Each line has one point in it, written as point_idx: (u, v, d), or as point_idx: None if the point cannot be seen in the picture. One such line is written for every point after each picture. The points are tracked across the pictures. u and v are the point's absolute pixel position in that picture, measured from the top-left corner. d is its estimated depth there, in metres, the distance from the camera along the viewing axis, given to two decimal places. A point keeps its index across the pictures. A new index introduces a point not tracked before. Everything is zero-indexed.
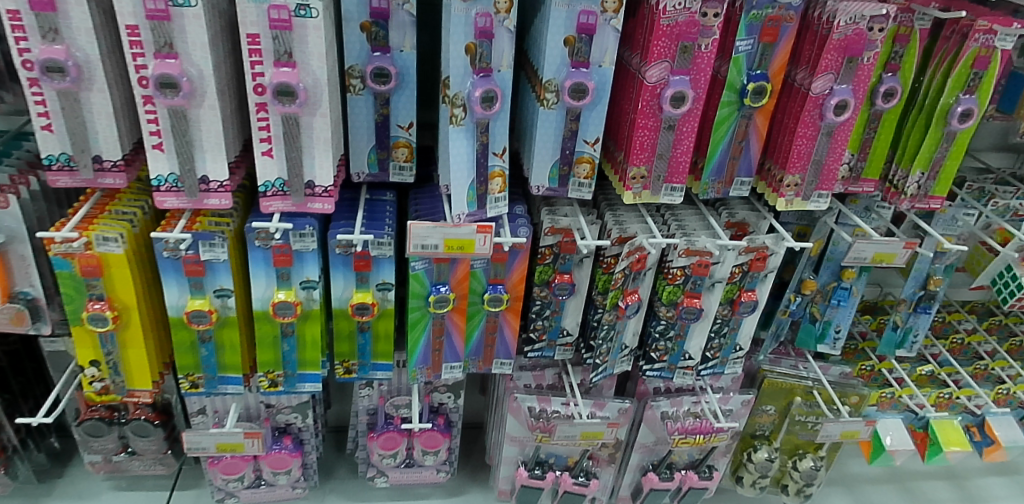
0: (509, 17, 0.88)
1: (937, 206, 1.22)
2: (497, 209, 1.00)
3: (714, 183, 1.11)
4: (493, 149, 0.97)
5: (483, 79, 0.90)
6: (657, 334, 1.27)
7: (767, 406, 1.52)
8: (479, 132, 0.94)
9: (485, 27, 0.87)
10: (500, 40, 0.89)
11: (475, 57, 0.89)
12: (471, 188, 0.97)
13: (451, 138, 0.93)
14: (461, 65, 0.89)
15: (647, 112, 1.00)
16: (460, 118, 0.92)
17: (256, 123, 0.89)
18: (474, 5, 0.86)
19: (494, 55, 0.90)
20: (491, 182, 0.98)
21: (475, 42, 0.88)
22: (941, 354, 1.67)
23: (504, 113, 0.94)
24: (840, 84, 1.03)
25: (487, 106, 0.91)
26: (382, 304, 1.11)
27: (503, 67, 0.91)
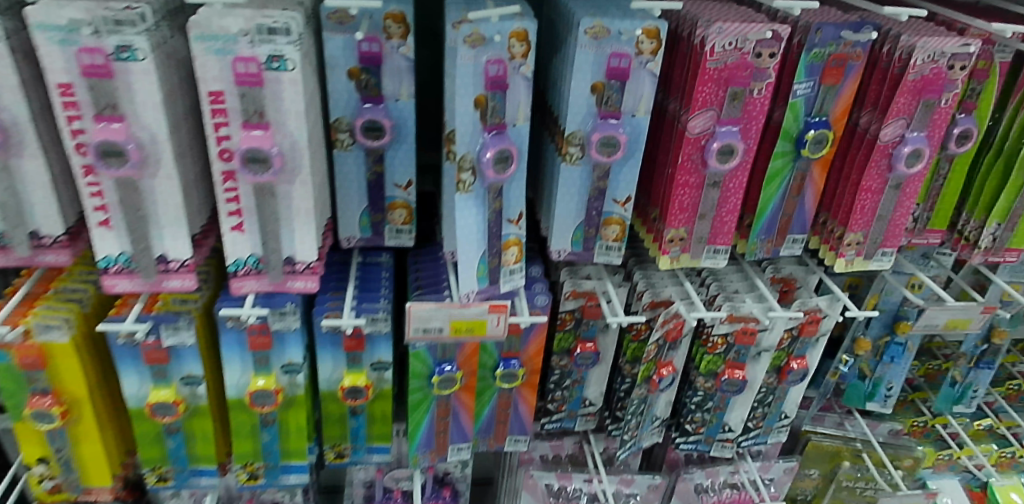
0: (526, 63, 0.73)
1: (1014, 259, 1.07)
2: (512, 283, 0.85)
3: (763, 242, 0.96)
4: (509, 216, 0.81)
5: (495, 137, 0.75)
6: (693, 406, 1.12)
7: (810, 470, 1.35)
8: (491, 197, 0.79)
9: (497, 76, 0.72)
10: (516, 90, 0.75)
11: (486, 111, 0.74)
12: (482, 261, 0.82)
13: (457, 208, 0.78)
14: (469, 121, 0.75)
15: (688, 167, 0.85)
16: (470, 182, 0.77)
17: (223, 194, 0.74)
18: (486, 50, 0.71)
19: (509, 108, 0.75)
20: (506, 252, 0.83)
21: (486, 94, 0.73)
22: (997, 403, 1.45)
23: (521, 174, 0.80)
24: (913, 131, 0.88)
25: (501, 168, 0.76)
26: (378, 385, 0.96)
27: (519, 121, 0.77)
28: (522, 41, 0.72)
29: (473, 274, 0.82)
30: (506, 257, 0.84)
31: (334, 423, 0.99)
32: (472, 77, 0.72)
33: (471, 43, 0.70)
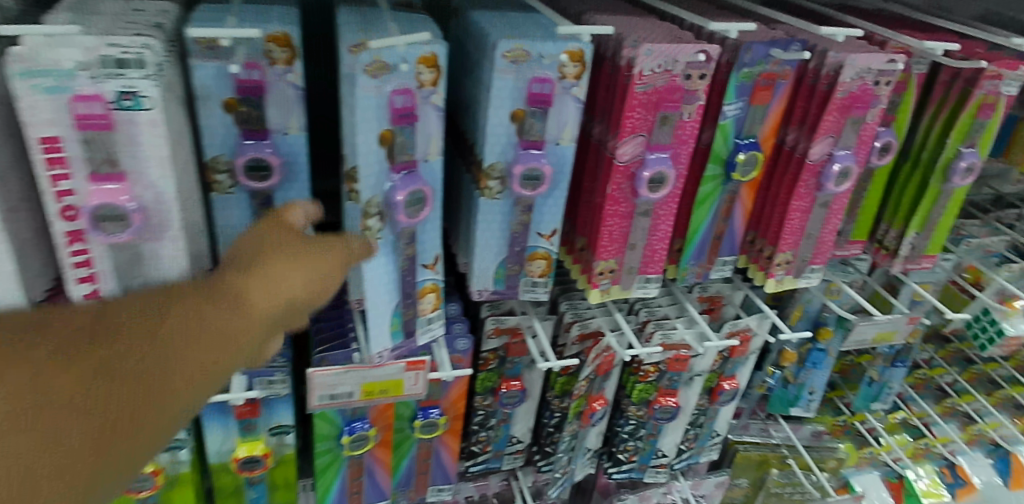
0: (437, 92, 0.65)
1: (929, 265, 1.08)
2: (430, 332, 0.78)
3: (694, 267, 0.91)
4: (424, 261, 0.74)
5: (407, 176, 0.67)
6: (626, 435, 1.07)
7: (740, 480, 1.35)
8: (403, 244, 0.71)
9: (404, 108, 0.63)
10: (427, 122, 0.66)
11: (392, 147, 0.65)
12: (395, 314, 0.74)
13: (365, 261, 0.69)
14: (373, 160, 0.65)
15: (618, 197, 0.78)
16: (378, 228, 0.69)
17: (69, 258, 0.63)
18: (388, 80, 0.62)
19: (419, 142, 0.67)
20: (423, 299, 0.76)
21: (391, 129, 0.64)
22: (906, 393, 1.50)
23: (434, 214, 0.72)
24: (840, 149, 0.86)
25: (414, 211, 0.68)
26: (278, 451, 0.87)
27: (431, 155, 0.68)
28: (431, 68, 0.63)
29: (385, 328, 0.74)
30: (422, 305, 0.76)
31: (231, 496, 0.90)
32: (375, 110, 0.62)
33: (371, 73, 0.61)
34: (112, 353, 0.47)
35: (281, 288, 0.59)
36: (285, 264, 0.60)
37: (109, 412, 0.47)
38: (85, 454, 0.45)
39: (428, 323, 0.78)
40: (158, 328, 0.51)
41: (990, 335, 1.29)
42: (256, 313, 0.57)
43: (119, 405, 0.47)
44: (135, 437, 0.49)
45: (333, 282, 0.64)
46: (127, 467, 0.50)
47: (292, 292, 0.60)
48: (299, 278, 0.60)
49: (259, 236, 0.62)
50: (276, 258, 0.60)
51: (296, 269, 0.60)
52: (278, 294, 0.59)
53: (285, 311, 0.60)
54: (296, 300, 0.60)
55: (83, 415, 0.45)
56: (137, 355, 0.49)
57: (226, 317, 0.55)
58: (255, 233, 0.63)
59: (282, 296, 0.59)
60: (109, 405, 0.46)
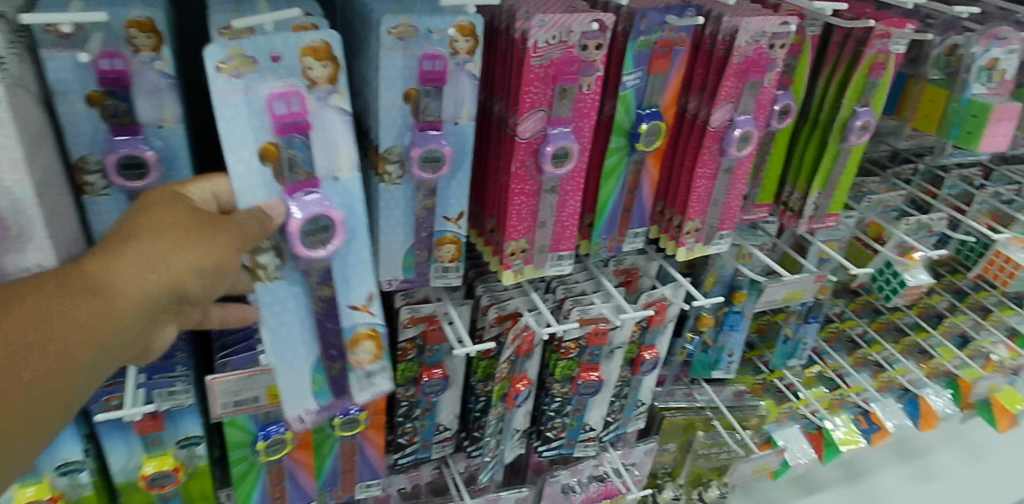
0: (338, 93, 0.62)
1: (832, 224, 1.13)
2: (367, 385, 0.76)
3: (606, 241, 0.92)
4: (354, 303, 0.71)
5: (306, 198, 0.62)
6: (553, 412, 1.08)
7: (668, 445, 1.39)
8: (316, 285, 0.68)
9: (293, 112, 0.59)
10: (329, 127, 0.62)
11: (279, 165, 0.61)
12: (317, 372, 0.74)
13: (275, 300, 0.67)
14: (258, 180, 0.60)
15: (523, 175, 0.77)
16: (276, 267, 0.65)
17: None
18: (267, 80, 0.59)
19: (321, 154, 0.63)
20: (357, 348, 0.73)
21: (275, 141, 0.60)
22: (821, 348, 1.67)
23: (352, 243, 0.68)
24: (740, 114, 0.87)
25: (316, 239, 0.63)
26: (190, 463, 0.82)
27: (344, 171, 0.64)
28: (324, 62, 0.60)
29: (307, 390, 0.74)
30: (358, 353, 0.73)
31: None
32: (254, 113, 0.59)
33: (232, 69, 0.57)
34: None
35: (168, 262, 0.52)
36: (173, 240, 0.53)
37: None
38: None
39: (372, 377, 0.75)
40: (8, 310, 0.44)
41: (893, 287, 1.35)
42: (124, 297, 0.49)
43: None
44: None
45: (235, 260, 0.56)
46: None
47: (180, 273, 0.52)
48: (186, 254, 0.53)
49: (144, 204, 0.55)
50: (163, 230, 0.53)
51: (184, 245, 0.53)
52: (162, 271, 0.51)
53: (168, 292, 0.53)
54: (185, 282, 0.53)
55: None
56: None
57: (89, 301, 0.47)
58: (139, 204, 0.55)
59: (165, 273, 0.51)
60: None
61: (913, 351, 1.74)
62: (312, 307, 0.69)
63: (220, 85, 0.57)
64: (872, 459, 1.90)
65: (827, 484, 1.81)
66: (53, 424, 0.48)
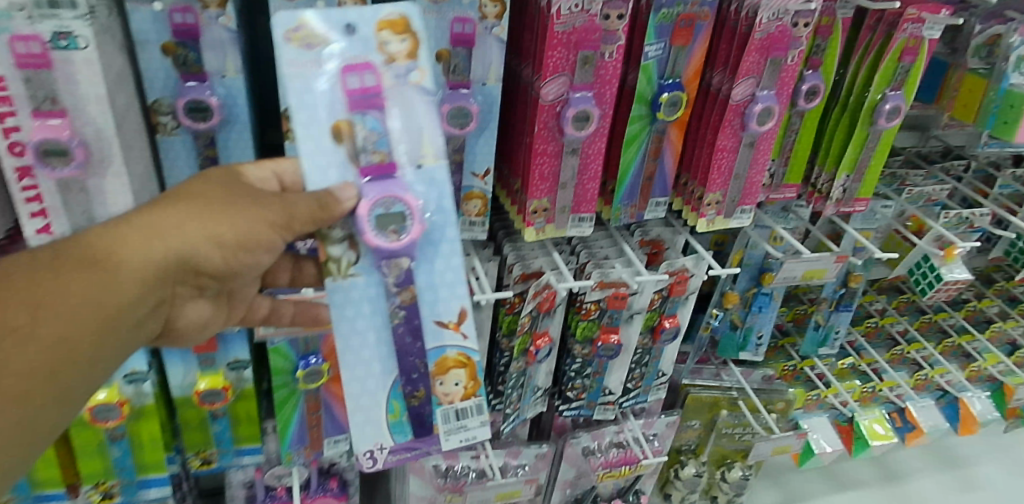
0: (418, 69, 0.65)
1: (862, 209, 1.13)
2: (454, 433, 0.74)
3: (626, 207, 0.96)
4: (442, 318, 0.70)
5: (383, 181, 0.64)
6: (573, 373, 1.14)
7: (692, 421, 1.42)
8: (394, 289, 0.68)
9: (366, 85, 0.63)
10: (410, 106, 0.65)
11: (354, 143, 0.63)
12: (394, 398, 0.72)
13: (350, 300, 0.67)
14: (331, 157, 0.63)
15: (545, 135, 0.83)
16: (350, 262, 0.67)
17: (20, 193, 0.66)
18: (343, 54, 0.64)
19: (403, 137, 0.65)
20: (447, 375, 0.72)
21: (350, 116, 0.63)
22: (858, 342, 1.64)
23: (434, 241, 0.69)
24: (762, 90, 0.90)
25: (394, 224, 0.64)
26: (238, 385, 0.92)
27: (428, 158, 0.66)
28: (404, 37, 0.64)
29: (383, 420, 0.73)
30: (448, 383, 0.72)
31: (196, 433, 0.95)
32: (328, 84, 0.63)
33: (303, 39, 0.63)
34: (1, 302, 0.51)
35: (191, 230, 0.62)
36: (191, 212, 0.62)
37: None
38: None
39: (461, 417, 0.73)
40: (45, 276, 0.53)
41: (929, 281, 1.33)
42: (138, 264, 0.59)
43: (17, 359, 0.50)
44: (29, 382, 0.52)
45: (270, 233, 0.64)
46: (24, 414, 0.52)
47: (189, 240, 0.61)
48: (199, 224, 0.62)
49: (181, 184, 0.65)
50: (185, 204, 0.62)
51: (212, 218, 0.63)
52: (174, 240, 0.60)
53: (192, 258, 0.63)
54: (200, 248, 0.62)
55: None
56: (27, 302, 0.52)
57: (110, 266, 0.57)
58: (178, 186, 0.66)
59: (185, 241, 0.61)
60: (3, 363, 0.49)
61: (955, 353, 1.70)
62: (391, 313, 0.68)
63: (303, 60, 0.63)
64: (909, 463, 1.86)
65: (860, 482, 1.79)
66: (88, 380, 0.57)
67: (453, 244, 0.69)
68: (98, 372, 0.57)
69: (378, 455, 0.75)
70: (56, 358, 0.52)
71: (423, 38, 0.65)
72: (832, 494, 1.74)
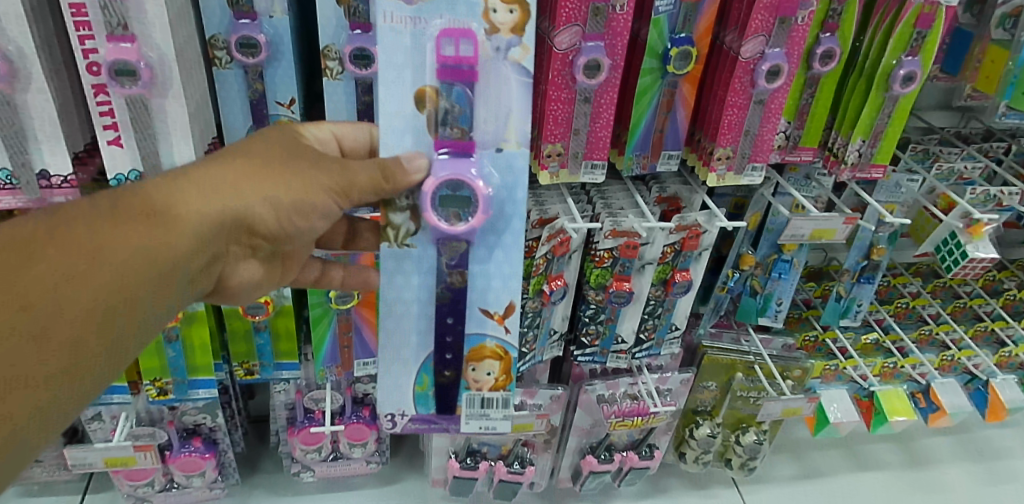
0: (520, 46, 0.66)
1: (880, 175, 1.14)
2: (472, 421, 0.86)
3: (639, 158, 1.01)
4: (488, 308, 0.78)
5: (457, 158, 0.68)
6: (587, 318, 1.21)
7: (708, 383, 1.46)
8: (446, 270, 0.75)
9: (462, 55, 0.64)
10: (504, 84, 0.67)
11: (436, 112, 0.67)
12: (425, 371, 0.83)
13: (405, 263, 0.75)
14: (408, 121, 0.68)
15: (558, 83, 0.89)
16: (407, 233, 0.73)
17: (96, 107, 0.78)
18: (445, 17, 0.65)
19: (488, 114, 0.68)
20: (480, 365, 0.82)
21: (437, 85, 0.66)
22: (886, 320, 1.64)
23: (501, 236, 0.74)
24: (771, 48, 0.94)
25: (456, 200, 0.69)
26: (279, 302, 1.05)
27: (509, 143, 0.69)
28: (512, 8, 0.65)
29: (411, 389, 0.85)
30: (478, 372, 0.83)
31: (243, 343, 1.10)
32: (422, 47, 0.66)
33: None
34: (78, 246, 0.55)
35: (249, 189, 0.68)
36: (252, 170, 0.69)
37: (57, 305, 0.52)
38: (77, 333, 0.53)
39: (486, 406, 0.85)
40: (121, 224, 0.58)
41: (955, 258, 1.33)
42: (198, 218, 0.65)
43: (81, 300, 0.54)
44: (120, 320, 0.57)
45: (321, 197, 0.72)
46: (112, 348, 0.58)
47: (252, 197, 0.68)
48: (262, 185, 0.69)
49: (242, 144, 0.72)
50: (247, 163, 0.69)
51: (270, 179, 0.70)
52: (238, 197, 0.68)
53: (248, 217, 0.69)
54: (261, 208, 0.69)
55: (35, 279, 0.51)
56: (106, 246, 0.56)
57: (173, 218, 0.62)
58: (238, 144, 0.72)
59: (246, 198, 0.68)
60: (69, 303, 0.53)
61: (988, 339, 1.68)
62: (438, 293, 0.77)
63: (406, 16, 0.66)
64: (941, 451, 1.77)
65: (884, 465, 1.72)
66: (158, 318, 0.63)
67: (515, 236, 0.74)
68: (147, 324, 0.61)
69: (398, 419, 0.87)
70: (134, 300, 0.58)
71: (532, 13, 0.65)
72: (855, 473, 1.69)
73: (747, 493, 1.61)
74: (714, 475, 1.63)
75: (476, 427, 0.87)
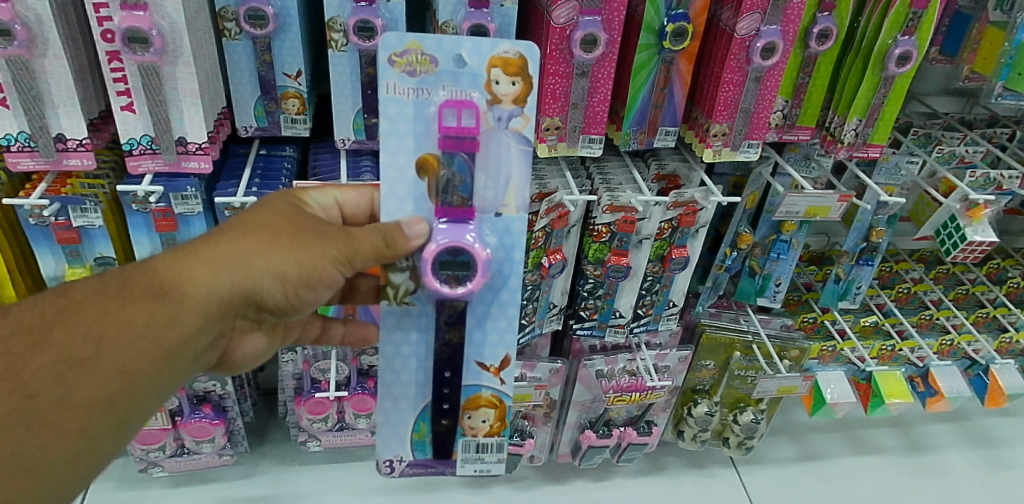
0: (521, 116, 0.69)
1: (877, 155, 1.15)
2: (466, 466, 0.88)
3: (636, 133, 1.04)
4: (484, 361, 0.80)
5: (455, 225, 0.70)
6: (586, 293, 1.24)
7: (706, 361, 1.48)
8: (445, 326, 0.77)
9: (463, 126, 0.68)
10: (505, 153, 0.70)
11: (437, 179, 0.69)
12: (422, 420, 0.84)
13: (403, 319, 0.78)
14: (410, 188, 0.70)
15: (557, 56, 0.92)
16: (406, 293, 0.75)
17: (110, 74, 0.82)
18: (448, 88, 0.68)
19: (489, 181, 0.71)
20: (475, 413, 0.84)
21: (439, 154, 0.69)
22: (886, 305, 1.66)
23: (498, 294, 0.77)
24: (767, 26, 0.96)
25: (454, 266, 0.70)
26: None
27: (509, 207, 0.72)
28: (514, 80, 0.67)
29: (408, 437, 0.86)
30: (472, 420, 0.84)
31: None
32: (426, 117, 0.69)
33: (407, 64, 0.67)
34: (76, 332, 0.63)
35: (258, 265, 0.69)
36: (261, 243, 0.69)
37: (53, 396, 0.61)
38: (78, 415, 0.62)
39: (481, 450, 0.87)
40: (122, 308, 0.65)
41: (955, 241, 1.33)
42: (204, 295, 0.68)
43: (78, 389, 0.62)
44: (124, 395, 0.65)
45: (331, 267, 0.70)
46: (122, 416, 0.66)
47: (258, 273, 0.69)
48: (267, 260, 0.69)
49: (259, 210, 0.72)
50: (256, 236, 0.69)
51: (278, 253, 0.69)
52: (245, 273, 0.68)
53: (258, 291, 0.70)
54: (269, 282, 0.69)
55: (38, 369, 0.61)
56: (103, 333, 0.64)
57: (177, 298, 0.67)
58: (256, 209, 0.73)
59: (253, 273, 0.69)
60: (66, 393, 0.62)
61: (989, 326, 1.69)
62: (435, 352, 0.79)
63: (409, 88, 0.68)
64: (938, 437, 1.78)
65: (883, 449, 1.73)
66: (173, 382, 0.70)
67: (512, 293, 0.77)
68: (159, 392, 0.69)
69: (396, 466, 0.87)
70: (134, 378, 0.65)
71: (534, 84, 0.68)
72: (854, 457, 1.70)
73: (745, 472, 1.63)
74: (713, 455, 1.65)
75: (471, 470, 0.89)
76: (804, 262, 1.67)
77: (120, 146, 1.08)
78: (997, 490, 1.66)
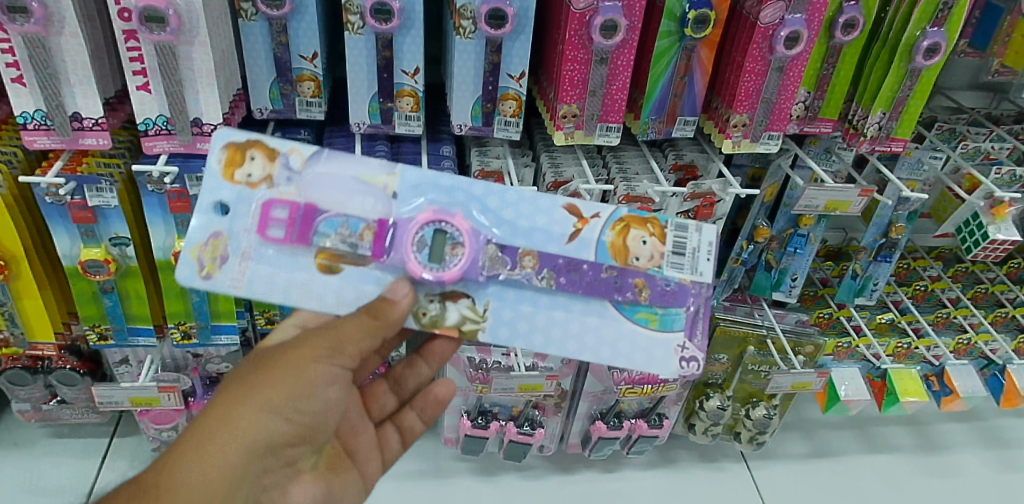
0: (292, 157, 0.73)
1: (899, 149, 1.13)
2: (691, 258, 0.77)
3: (654, 122, 1.02)
4: (568, 234, 0.76)
5: (394, 241, 0.73)
6: None
7: (720, 355, 1.45)
8: (519, 269, 0.75)
9: (285, 218, 0.72)
10: (323, 179, 0.73)
11: (343, 254, 0.73)
12: (630, 310, 0.77)
13: (514, 322, 0.75)
14: (354, 277, 0.73)
15: (576, 42, 0.91)
16: (474, 307, 0.75)
17: (127, 53, 0.81)
18: (245, 219, 0.73)
19: (359, 198, 0.74)
20: (631, 246, 0.76)
21: (315, 243, 0.72)
22: (903, 302, 1.63)
23: (496, 207, 0.76)
24: (792, 14, 0.94)
25: (432, 248, 0.72)
26: None
27: (388, 185, 0.75)
28: (254, 160, 0.73)
29: (647, 332, 0.77)
30: (637, 250, 0.76)
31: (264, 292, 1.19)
32: (273, 251, 0.73)
33: (213, 258, 0.72)
34: None
35: (247, 410, 0.66)
36: (239, 393, 0.67)
37: None
38: None
39: (682, 248, 0.77)
40: None
41: (976, 238, 1.30)
42: (203, 468, 0.63)
43: None
44: None
45: (321, 365, 0.70)
46: None
47: (250, 417, 0.66)
48: (253, 404, 0.67)
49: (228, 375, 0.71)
50: (231, 390, 0.68)
51: (259, 390, 0.67)
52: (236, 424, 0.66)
53: (259, 435, 0.67)
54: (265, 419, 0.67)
55: None
56: None
57: (176, 483, 0.62)
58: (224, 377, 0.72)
59: (245, 419, 0.66)
60: None
61: (1007, 326, 1.66)
62: (545, 282, 0.75)
63: (238, 261, 0.73)
64: (953, 437, 1.76)
65: (895, 447, 1.71)
66: None
67: (490, 191, 0.76)
68: None
69: (684, 348, 0.78)
70: None
71: (258, 139, 0.73)
72: (866, 455, 1.68)
73: (755, 467, 1.62)
74: (723, 449, 1.64)
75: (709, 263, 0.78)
76: (820, 257, 1.65)
77: (136, 126, 1.08)
78: (1010, 491, 1.64)
